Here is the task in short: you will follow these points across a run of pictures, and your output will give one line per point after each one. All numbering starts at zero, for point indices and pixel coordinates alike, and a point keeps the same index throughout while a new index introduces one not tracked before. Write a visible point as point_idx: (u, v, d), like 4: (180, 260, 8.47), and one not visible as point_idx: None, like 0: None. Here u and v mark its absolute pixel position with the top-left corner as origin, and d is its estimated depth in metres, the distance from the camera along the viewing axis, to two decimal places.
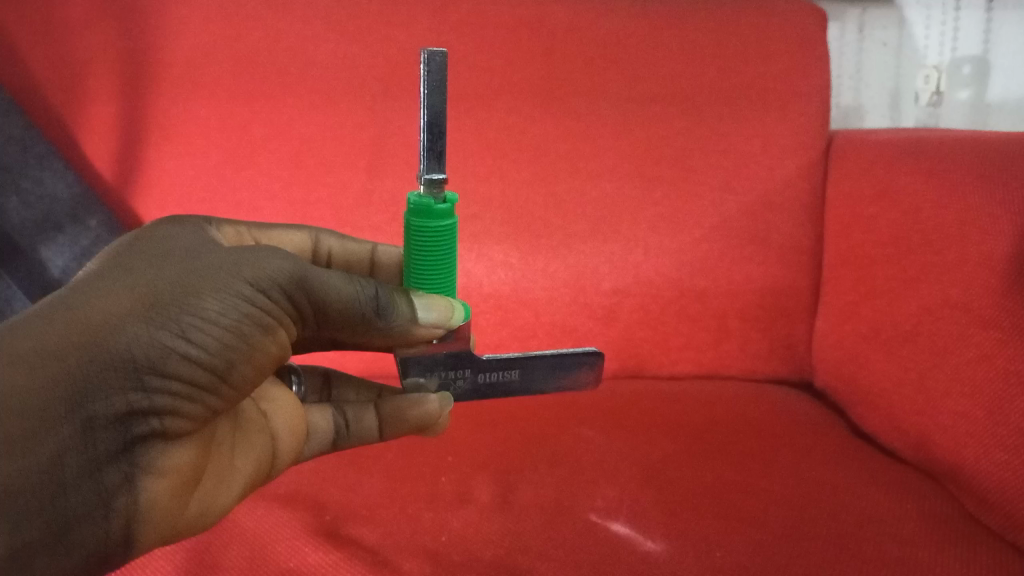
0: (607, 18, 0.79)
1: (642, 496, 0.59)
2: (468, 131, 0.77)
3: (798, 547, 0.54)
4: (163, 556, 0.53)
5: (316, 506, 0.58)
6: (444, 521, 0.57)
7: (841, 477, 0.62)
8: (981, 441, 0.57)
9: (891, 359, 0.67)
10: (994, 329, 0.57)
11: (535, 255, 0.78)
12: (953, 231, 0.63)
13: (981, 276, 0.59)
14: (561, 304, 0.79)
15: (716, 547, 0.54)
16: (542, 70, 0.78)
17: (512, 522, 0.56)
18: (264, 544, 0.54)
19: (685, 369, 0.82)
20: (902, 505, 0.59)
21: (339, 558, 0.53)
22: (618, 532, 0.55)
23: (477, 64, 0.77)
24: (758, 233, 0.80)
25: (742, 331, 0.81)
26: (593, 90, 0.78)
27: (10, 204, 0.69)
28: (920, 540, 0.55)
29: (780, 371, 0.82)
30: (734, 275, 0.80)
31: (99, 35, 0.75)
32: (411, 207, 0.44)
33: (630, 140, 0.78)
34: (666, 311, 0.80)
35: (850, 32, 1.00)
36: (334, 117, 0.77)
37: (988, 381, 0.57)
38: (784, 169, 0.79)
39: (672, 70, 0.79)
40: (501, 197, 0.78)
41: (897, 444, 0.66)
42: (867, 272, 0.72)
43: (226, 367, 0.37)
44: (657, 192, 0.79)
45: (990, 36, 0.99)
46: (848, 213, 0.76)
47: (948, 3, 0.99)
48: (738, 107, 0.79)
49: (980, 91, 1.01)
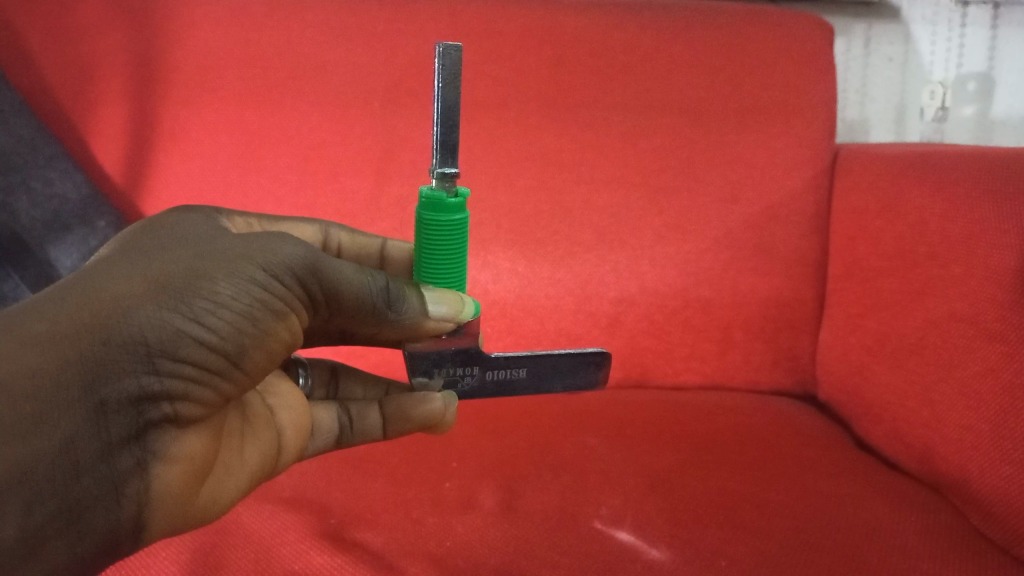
0: (614, 29, 0.80)
1: (647, 504, 0.59)
2: (476, 138, 0.78)
3: (802, 556, 0.53)
4: (168, 557, 0.53)
5: (321, 509, 0.58)
6: (448, 527, 0.56)
7: (845, 489, 0.62)
8: (988, 454, 0.57)
9: (897, 371, 0.67)
10: (999, 342, 0.57)
11: (540, 263, 0.78)
12: (959, 244, 0.63)
13: (987, 289, 0.59)
14: (565, 312, 0.79)
15: (721, 556, 0.53)
16: (550, 79, 0.78)
17: (516, 528, 0.56)
18: (270, 547, 0.54)
19: (688, 379, 0.82)
20: (908, 518, 0.58)
21: (344, 561, 0.52)
22: (622, 540, 0.55)
23: (485, 72, 0.78)
24: (763, 245, 0.80)
25: (746, 342, 0.81)
26: (600, 100, 0.79)
27: (20, 203, 0.69)
28: (925, 553, 0.54)
29: (784, 382, 0.82)
30: (739, 285, 0.80)
31: (112, 38, 0.76)
32: (423, 200, 0.44)
33: (636, 150, 0.79)
34: (671, 321, 0.80)
35: (856, 48, 1.01)
36: (344, 122, 0.77)
37: (994, 395, 0.57)
38: (789, 180, 0.80)
39: (679, 81, 0.79)
40: (507, 205, 0.78)
41: (902, 456, 0.66)
42: (872, 285, 0.72)
43: (238, 352, 0.37)
44: (662, 202, 0.79)
45: (994, 53, 1.00)
46: (853, 226, 0.76)
47: (954, 20, 1.00)
48: (744, 120, 0.80)
49: (983, 108, 1.03)
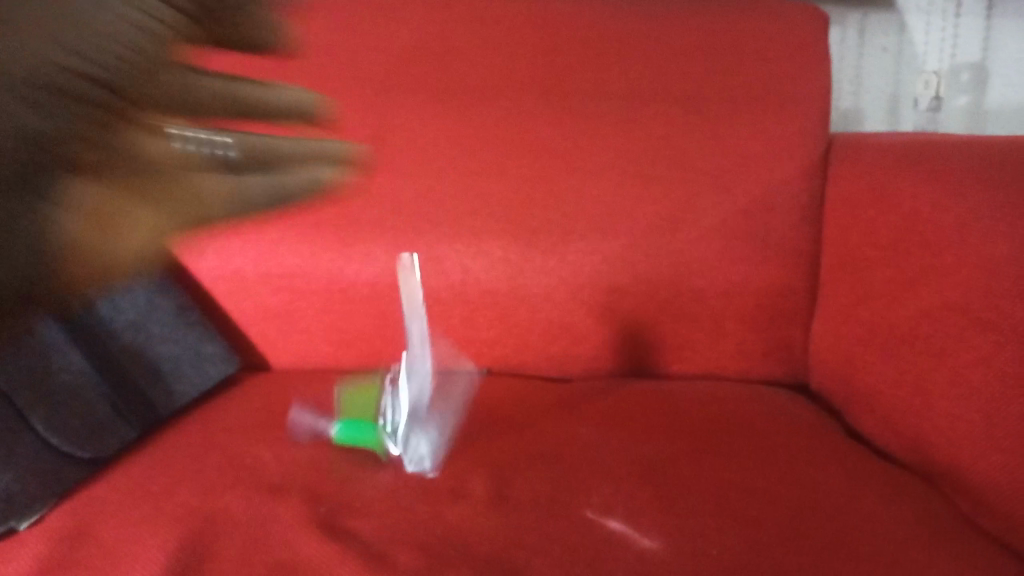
0: (606, 20, 0.81)
1: (639, 494, 0.59)
2: (469, 127, 0.78)
3: (793, 545, 0.53)
4: (156, 547, 0.52)
5: (311, 497, 0.58)
6: (439, 515, 0.56)
7: (838, 479, 0.62)
8: (979, 444, 0.57)
9: (889, 360, 0.66)
10: (992, 331, 0.57)
11: (532, 252, 0.78)
12: (952, 233, 0.62)
13: (980, 278, 0.59)
14: (558, 301, 0.79)
15: (712, 545, 0.53)
16: (543, 69, 0.79)
17: (507, 517, 0.56)
18: (259, 535, 0.53)
19: (681, 369, 0.82)
20: (900, 507, 0.58)
21: (333, 550, 0.52)
22: (613, 529, 0.55)
23: (478, 62, 0.79)
24: (757, 234, 0.79)
25: (739, 332, 0.80)
26: (592, 90, 0.79)
27: None
28: (916, 542, 0.54)
29: (777, 372, 0.82)
30: (732, 275, 0.79)
31: None
32: None
33: (629, 139, 0.79)
34: (663, 311, 0.79)
35: (851, 37, 1.01)
36: (336, 110, 0.77)
37: (986, 384, 0.57)
38: (783, 170, 0.79)
39: (671, 70, 0.79)
40: (500, 193, 0.78)
41: (893, 446, 0.66)
42: (865, 275, 0.72)
43: None
44: (656, 191, 0.78)
45: (989, 42, 1.00)
46: (847, 216, 0.76)
47: (948, 9, 0.99)
48: (738, 108, 0.79)
49: (978, 98, 1.02)
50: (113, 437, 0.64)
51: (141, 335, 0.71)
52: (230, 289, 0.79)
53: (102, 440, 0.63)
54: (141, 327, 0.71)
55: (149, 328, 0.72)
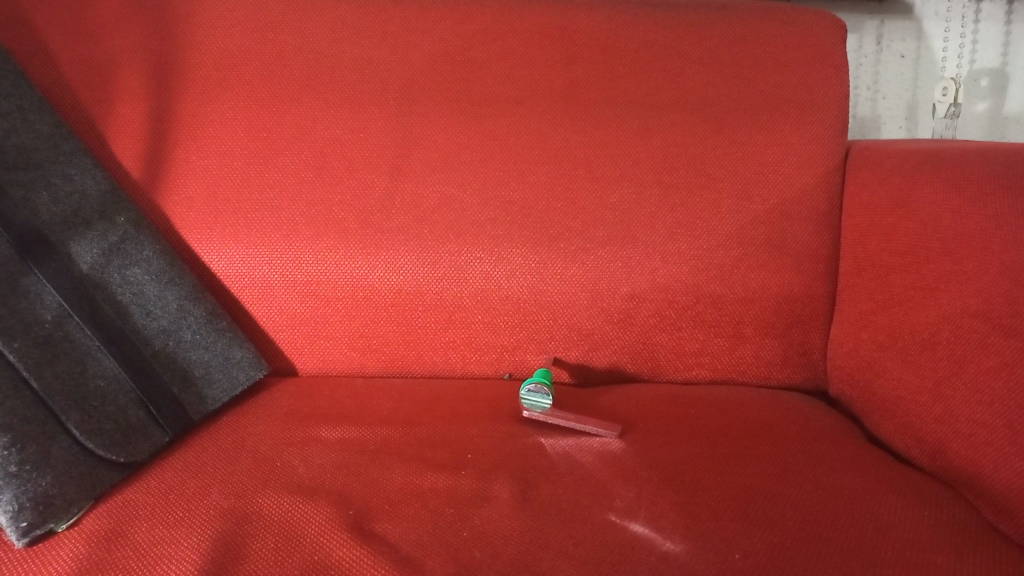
0: (625, 29, 0.82)
1: (661, 497, 0.59)
2: (489, 135, 0.79)
3: (816, 549, 0.54)
4: (191, 548, 0.54)
5: (340, 500, 0.59)
6: (465, 517, 0.57)
7: (859, 484, 0.62)
8: (1001, 449, 0.57)
9: (908, 366, 0.67)
10: (1015, 338, 0.57)
11: (552, 258, 0.79)
12: (973, 240, 0.63)
13: (1001, 285, 0.60)
14: (578, 308, 0.79)
15: (735, 549, 0.54)
16: (563, 78, 0.81)
17: (531, 519, 0.57)
18: (291, 537, 0.55)
19: (699, 375, 0.82)
20: (921, 512, 0.58)
21: (363, 553, 0.53)
22: (637, 532, 0.56)
23: (498, 71, 0.81)
24: (775, 241, 0.80)
25: (757, 338, 0.81)
26: (611, 98, 0.80)
27: (41, 199, 0.68)
28: (939, 546, 0.54)
29: (795, 378, 0.82)
30: (751, 281, 0.79)
31: (135, 40, 0.78)
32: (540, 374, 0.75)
33: (648, 147, 0.79)
34: (682, 317, 0.80)
35: (868, 44, 1.02)
36: (360, 120, 0.79)
37: (1007, 390, 0.57)
38: (801, 177, 0.80)
39: (689, 79, 0.81)
40: (520, 200, 0.79)
41: (914, 452, 0.66)
42: (884, 281, 0.72)
43: None
44: (674, 198, 0.79)
45: (1008, 48, 1.00)
46: (866, 222, 0.76)
47: (967, 15, 0.99)
48: (755, 117, 0.80)
49: (997, 104, 1.03)
50: (145, 441, 0.65)
51: (173, 341, 0.72)
52: (259, 298, 0.79)
53: (135, 445, 0.64)
54: (173, 333, 0.72)
55: (180, 334, 0.72)
